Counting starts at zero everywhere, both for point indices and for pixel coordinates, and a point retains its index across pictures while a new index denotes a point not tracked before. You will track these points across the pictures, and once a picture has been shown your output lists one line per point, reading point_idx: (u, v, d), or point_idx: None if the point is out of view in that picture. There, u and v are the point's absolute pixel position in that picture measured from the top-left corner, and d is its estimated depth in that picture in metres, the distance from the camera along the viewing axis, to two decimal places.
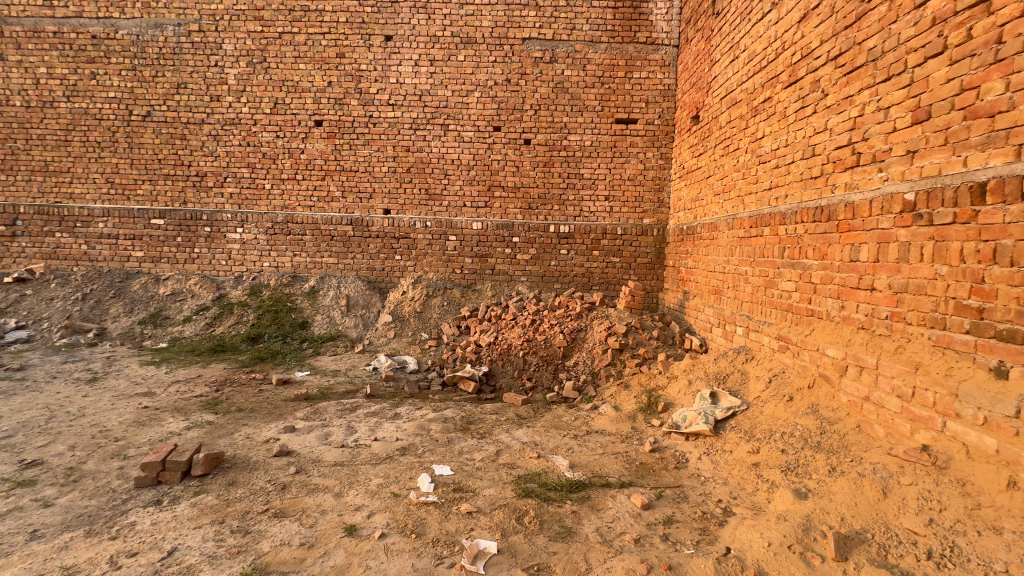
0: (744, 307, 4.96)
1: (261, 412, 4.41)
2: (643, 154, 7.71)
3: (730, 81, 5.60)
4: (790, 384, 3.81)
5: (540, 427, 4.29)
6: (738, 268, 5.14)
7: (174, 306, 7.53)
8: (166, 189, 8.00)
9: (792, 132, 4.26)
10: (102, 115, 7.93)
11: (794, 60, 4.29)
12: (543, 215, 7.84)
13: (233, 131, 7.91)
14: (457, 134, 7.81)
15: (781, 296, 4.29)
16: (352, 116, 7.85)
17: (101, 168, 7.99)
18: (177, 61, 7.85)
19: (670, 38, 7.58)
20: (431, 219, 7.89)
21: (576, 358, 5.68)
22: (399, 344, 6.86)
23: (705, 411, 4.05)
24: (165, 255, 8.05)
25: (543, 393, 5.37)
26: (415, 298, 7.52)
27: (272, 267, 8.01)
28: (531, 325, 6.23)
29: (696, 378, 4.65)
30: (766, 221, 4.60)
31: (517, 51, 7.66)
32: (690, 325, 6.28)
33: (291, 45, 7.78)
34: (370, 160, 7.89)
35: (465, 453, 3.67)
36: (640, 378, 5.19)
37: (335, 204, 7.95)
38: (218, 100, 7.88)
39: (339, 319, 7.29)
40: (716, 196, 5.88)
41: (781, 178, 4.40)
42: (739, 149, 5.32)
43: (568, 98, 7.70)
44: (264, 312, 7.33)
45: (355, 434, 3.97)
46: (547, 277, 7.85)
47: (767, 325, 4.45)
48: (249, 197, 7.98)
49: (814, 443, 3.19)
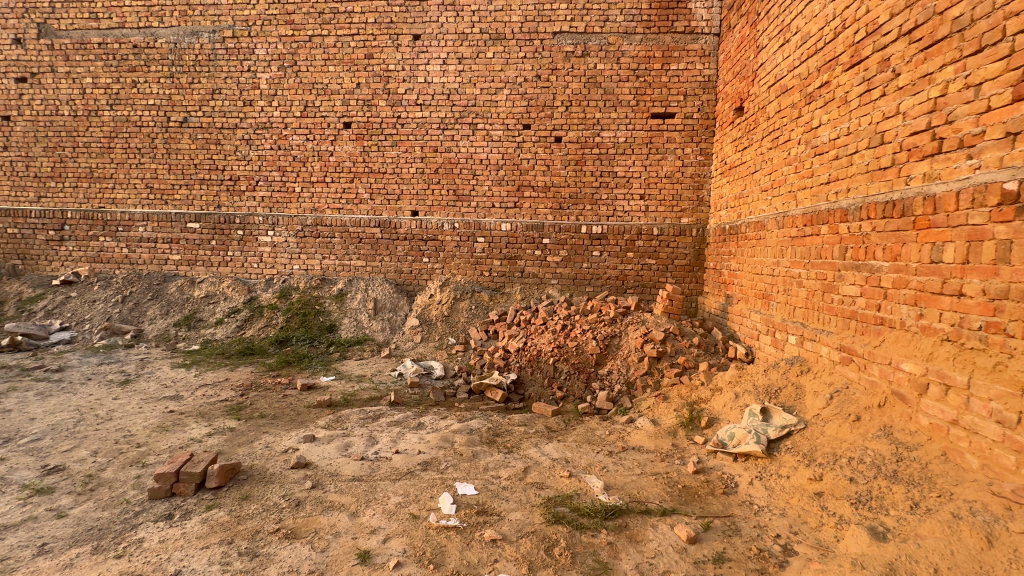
0: (798, 313, 4.52)
1: (282, 419, 4.29)
2: (681, 149, 7.29)
3: (779, 68, 5.17)
4: (856, 402, 3.38)
5: (571, 442, 3.99)
6: (790, 270, 4.70)
7: (207, 309, 7.62)
8: (201, 194, 8.15)
9: (855, 119, 3.83)
10: (142, 122, 8.15)
11: (857, 39, 3.86)
12: (574, 215, 7.53)
13: (265, 134, 7.97)
14: (486, 133, 7.61)
15: (842, 301, 3.85)
16: (380, 117, 7.77)
17: (141, 173, 8.21)
18: (212, 67, 7.99)
19: (711, 26, 7.14)
20: (459, 221, 7.71)
21: (609, 367, 5.35)
22: (426, 349, 6.70)
23: (757, 429, 3.64)
24: (200, 259, 8.19)
25: (574, 403, 5.06)
26: (442, 301, 7.34)
27: (302, 270, 8.02)
28: (562, 331, 5.93)
29: (743, 392, 4.25)
30: (823, 218, 4.17)
31: (547, 46, 7.41)
32: (735, 332, 5.83)
33: (321, 48, 7.78)
34: (397, 162, 7.78)
35: (491, 470, 3.41)
36: (680, 389, 4.80)
37: (363, 206, 7.88)
38: (250, 104, 7.96)
39: (366, 323, 7.19)
40: (763, 192, 5.44)
41: (842, 171, 3.97)
42: (790, 141, 4.88)
43: (601, 93, 7.37)
44: (293, 315, 7.31)
45: (375, 445, 3.78)
46: (578, 280, 7.54)
47: (825, 333, 4.02)
48: (280, 201, 8.02)
49: (889, 472, 2.78)
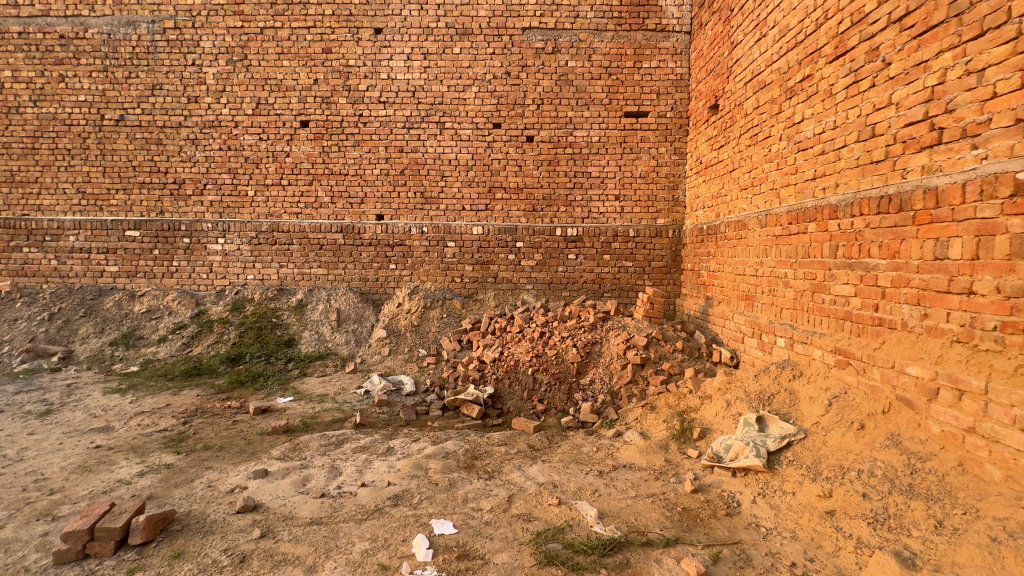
0: (786, 314, 4.35)
1: (230, 450, 3.77)
2: (655, 149, 7.13)
3: (756, 63, 5.04)
4: (857, 408, 3.19)
5: (558, 462, 3.66)
6: (775, 270, 4.54)
7: (149, 325, 6.92)
8: (142, 199, 7.42)
9: (842, 112, 3.69)
10: (72, 120, 7.37)
11: (842, 29, 3.72)
12: (548, 217, 7.24)
13: (213, 134, 7.34)
14: (454, 132, 7.24)
15: (835, 302, 3.69)
16: (341, 116, 7.28)
17: (71, 177, 7.41)
18: (151, 60, 7.30)
19: (682, 24, 7.03)
20: (428, 225, 7.30)
21: (592, 376, 5.05)
22: (394, 362, 6.24)
23: (755, 441, 3.39)
24: (141, 270, 7.45)
25: (556, 417, 4.72)
26: (412, 310, 6.91)
27: (257, 279, 7.41)
28: (540, 339, 5.60)
29: (735, 399, 4.02)
30: (810, 216, 4.01)
31: (517, 42, 7.11)
32: (717, 335, 5.66)
33: (274, 40, 7.24)
34: (360, 163, 7.31)
35: (471, 502, 3.03)
36: (668, 397, 4.55)
37: (323, 211, 7.36)
38: (196, 101, 7.33)
39: (329, 336, 6.67)
40: (743, 190, 5.29)
41: (829, 166, 3.82)
42: (770, 137, 4.74)
43: (573, 91, 7.14)
44: (247, 330, 6.70)
45: (338, 478, 3.33)
46: (554, 285, 7.25)
47: (818, 335, 3.84)
48: (231, 205, 7.39)
49: (904, 487, 2.58)
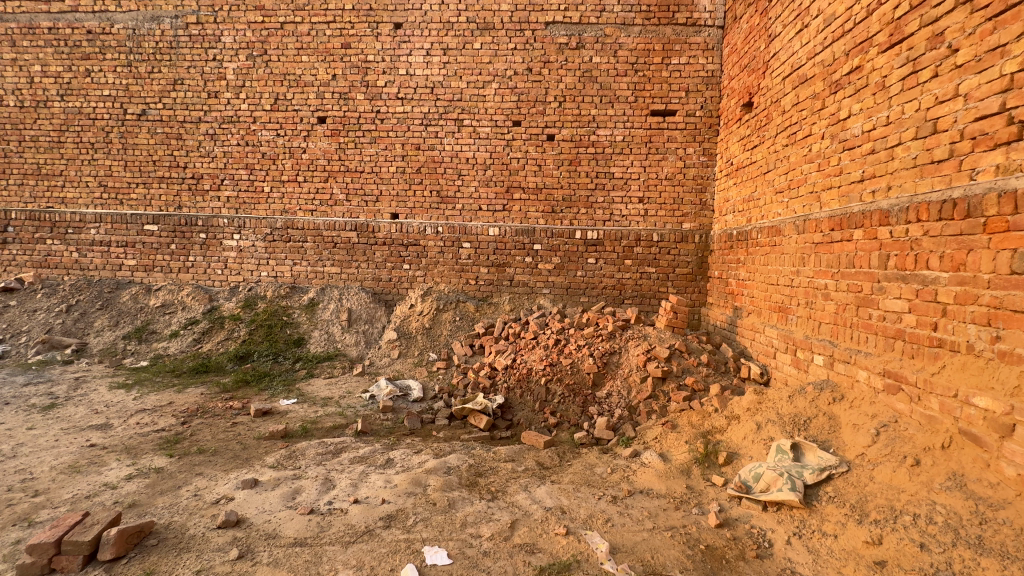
0: (825, 329, 3.96)
1: (223, 455, 3.60)
2: (682, 149, 6.77)
3: (797, 56, 4.66)
4: (911, 441, 2.81)
5: (567, 484, 3.36)
6: (814, 281, 4.15)
7: (162, 320, 6.89)
8: (161, 193, 7.43)
9: (896, 106, 3.31)
10: (96, 114, 7.43)
11: (897, 15, 3.34)
12: (568, 219, 6.95)
13: (232, 129, 7.31)
14: (473, 130, 7.02)
15: (885, 318, 3.30)
16: (358, 112, 7.15)
17: (94, 170, 7.47)
18: (174, 55, 7.32)
19: (715, 18, 6.65)
20: (444, 224, 7.09)
21: (608, 389, 4.73)
22: (403, 365, 6.03)
23: (790, 473, 3.03)
24: (158, 264, 7.45)
25: (569, 432, 4.42)
26: (424, 312, 6.70)
27: (270, 277, 7.32)
28: (555, 346, 5.31)
29: (766, 422, 3.65)
30: (856, 221, 3.63)
31: (539, 37, 6.86)
32: (745, 348, 5.27)
33: (293, 36, 7.16)
34: (376, 160, 7.16)
35: (470, 527, 2.76)
36: (691, 416, 4.19)
37: (338, 208, 7.23)
38: (216, 97, 7.30)
39: (339, 336, 6.53)
40: (778, 193, 4.90)
41: (880, 166, 3.44)
42: (811, 135, 4.36)
43: (597, 88, 6.83)
44: (257, 327, 6.60)
45: (330, 492, 3.11)
46: (572, 290, 6.95)
47: (863, 355, 3.45)
48: (247, 201, 7.33)
49: (971, 539, 2.21)
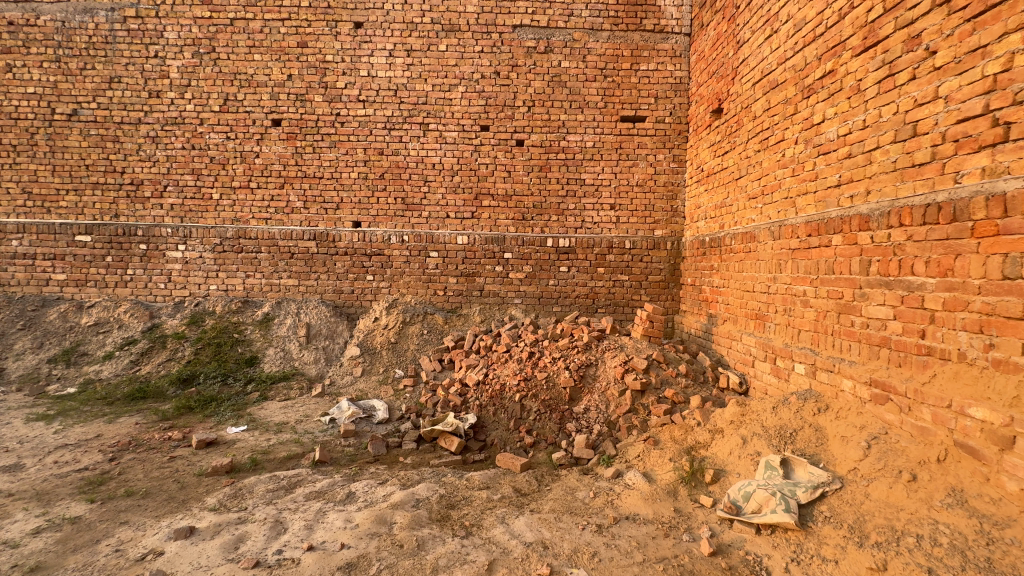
0: (805, 337, 3.88)
1: (156, 498, 3.15)
2: (653, 156, 6.70)
3: (767, 62, 4.62)
4: (905, 454, 2.71)
5: (548, 513, 3.10)
6: (792, 288, 4.07)
7: (95, 340, 6.23)
8: (95, 201, 6.77)
9: (873, 109, 3.26)
10: (19, 114, 6.72)
11: (871, 18, 3.31)
12: (539, 226, 6.74)
13: (176, 132, 6.75)
14: (439, 134, 6.74)
15: (868, 325, 3.21)
16: (316, 114, 6.74)
17: (16, 176, 6.73)
18: (109, 51, 6.72)
19: (682, 25, 6.65)
20: (409, 233, 6.75)
21: (586, 404, 4.51)
22: (367, 384, 5.63)
23: (783, 492, 2.86)
24: (91, 278, 6.76)
25: (547, 452, 4.16)
26: (389, 325, 6.33)
27: (220, 290, 6.76)
28: (529, 359, 5.05)
29: (752, 435, 3.50)
30: (834, 227, 3.56)
31: (507, 40, 6.67)
32: (722, 357, 5.17)
33: (244, 33, 6.70)
34: (336, 165, 6.76)
35: (441, 573, 2.45)
36: (673, 430, 4.01)
37: (295, 216, 6.77)
38: (158, 96, 6.74)
39: (296, 354, 6.06)
40: (751, 199, 4.84)
41: (858, 170, 3.38)
42: (784, 140, 4.31)
43: (566, 93, 6.69)
44: (204, 346, 6.05)
45: (279, 538, 2.72)
46: (545, 300, 6.74)
47: (847, 363, 3.35)
48: (194, 209, 6.77)
49: (981, 562, 2.08)
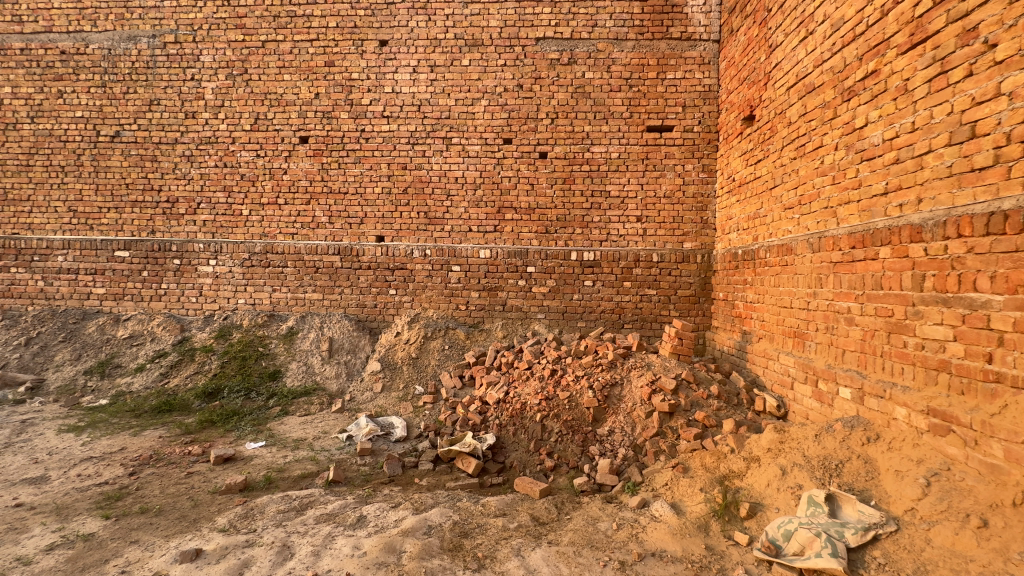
0: (851, 358, 3.57)
1: (169, 517, 3.12)
2: (681, 166, 6.47)
3: (802, 65, 4.38)
4: (973, 495, 2.39)
5: (567, 546, 2.89)
6: (834, 304, 3.77)
7: (129, 353, 6.41)
8: (133, 218, 7.04)
9: (923, 110, 2.99)
10: (67, 136, 7.09)
11: (918, 13, 3.06)
12: (563, 239, 6.59)
13: (209, 150, 6.98)
14: (462, 148, 6.72)
15: (924, 347, 2.91)
16: (342, 131, 6.85)
17: (63, 195, 7.09)
18: (150, 75, 7.04)
19: (710, 32, 6.45)
20: (432, 247, 6.71)
21: (610, 426, 4.28)
22: (387, 401, 5.55)
23: (829, 533, 2.57)
24: (128, 292, 7.00)
25: (568, 476, 3.95)
26: (411, 340, 6.27)
27: (247, 304, 6.87)
28: (551, 377, 4.86)
29: (792, 466, 3.20)
30: (882, 238, 3.27)
31: (530, 53, 6.63)
32: (758, 377, 4.85)
33: (275, 54, 6.91)
34: (361, 180, 6.82)
35: None
36: (704, 457, 3.73)
37: (320, 231, 6.85)
38: (194, 117, 7.00)
39: (319, 368, 6.07)
40: (787, 209, 4.56)
41: (907, 177, 3.10)
42: (822, 147, 4.05)
43: (590, 104, 6.57)
44: (230, 359, 6.13)
45: (285, 564, 2.63)
46: (568, 315, 6.55)
47: (900, 389, 3.04)
48: (225, 225, 6.95)
49: None
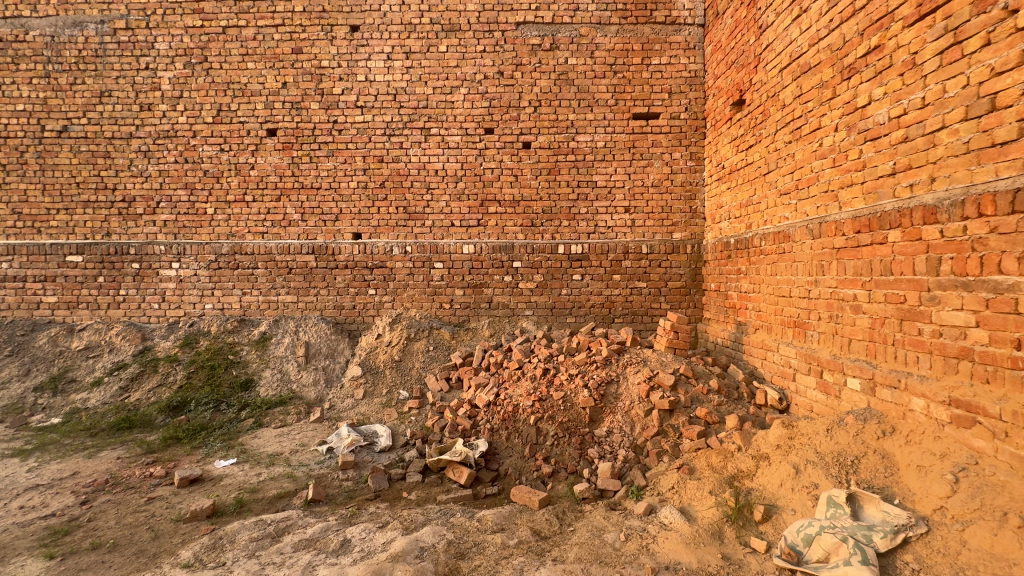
0: (858, 347, 3.42)
1: (124, 553, 2.76)
2: (668, 154, 6.29)
3: (796, 44, 4.22)
4: (1008, 491, 2.24)
5: (575, 563, 2.65)
6: (838, 292, 3.62)
7: (84, 366, 5.91)
8: (86, 219, 6.50)
9: (934, 84, 2.85)
10: (9, 132, 6.50)
11: None
12: (549, 233, 6.35)
13: (168, 145, 6.49)
14: (441, 139, 6.40)
15: (941, 334, 2.77)
16: (312, 122, 6.44)
17: (6, 196, 6.49)
18: (99, 65, 6.49)
19: (694, 15, 6.28)
20: (412, 243, 6.38)
21: (609, 426, 4.06)
22: (369, 408, 5.22)
23: (857, 538, 2.39)
24: (82, 300, 6.46)
25: (567, 483, 3.71)
26: (393, 342, 5.95)
27: (215, 309, 6.42)
28: (544, 377, 4.60)
29: (806, 464, 3.03)
30: (890, 221, 3.12)
31: (510, 38, 6.34)
32: (756, 369, 4.71)
33: (237, 41, 6.45)
34: (334, 175, 6.44)
35: None
36: (710, 456, 3.54)
37: (293, 229, 6.44)
38: (150, 109, 6.49)
39: (295, 375, 5.71)
40: (783, 195, 4.40)
41: (917, 155, 2.95)
42: (820, 128, 3.89)
43: (574, 91, 6.33)
44: (197, 369, 5.70)
45: None
46: (557, 310, 6.32)
47: (916, 378, 2.89)
48: (188, 225, 6.48)
49: None
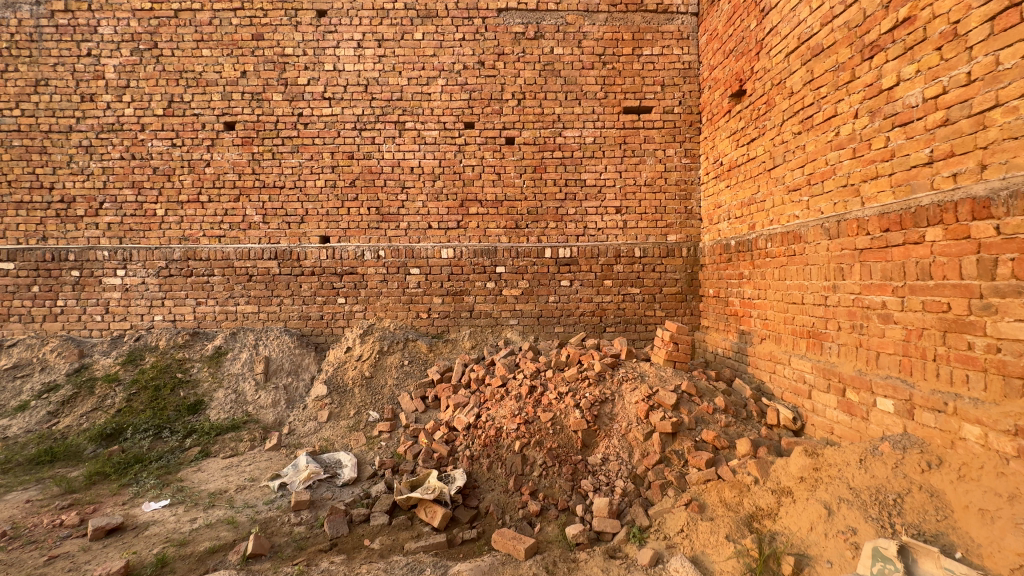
0: (888, 362, 3.00)
1: None
2: (661, 151, 5.87)
3: (805, 25, 3.82)
4: None
5: None
6: (862, 299, 3.19)
7: (10, 388, 5.21)
8: (18, 222, 5.79)
9: (983, 56, 2.45)
10: None
11: None
12: (535, 235, 5.86)
13: (113, 140, 5.85)
14: (417, 134, 5.89)
15: (1000, 349, 2.36)
16: (275, 115, 5.87)
17: None
18: (35, 50, 5.83)
19: (687, 4, 5.89)
20: (385, 247, 5.83)
21: (604, 453, 3.56)
22: (334, 432, 4.65)
23: None
24: (13, 312, 5.75)
25: (557, 522, 3.20)
26: (363, 357, 5.39)
27: (166, 321, 5.79)
28: (530, 396, 4.08)
29: (839, 503, 2.57)
30: (928, 217, 2.71)
31: (491, 25, 5.87)
32: (763, 384, 4.27)
33: (190, 25, 5.86)
34: (299, 172, 5.87)
35: None
36: (722, 490, 3.07)
37: (253, 233, 5.84)
38: (92, 100, 5.85)
39: (251, 396, 5.11)
40: (792, 191, 3.98)
41: (962, 140, 2.55)
42: (835, 115, 3.47)
43: (561, 83, 5.88)
44: (139, 390, 5.07)
45: None
46: (544, 319, 5.83)
47: (968, 402, 2.47)
48: (135, 228, 5.84)
49: None
